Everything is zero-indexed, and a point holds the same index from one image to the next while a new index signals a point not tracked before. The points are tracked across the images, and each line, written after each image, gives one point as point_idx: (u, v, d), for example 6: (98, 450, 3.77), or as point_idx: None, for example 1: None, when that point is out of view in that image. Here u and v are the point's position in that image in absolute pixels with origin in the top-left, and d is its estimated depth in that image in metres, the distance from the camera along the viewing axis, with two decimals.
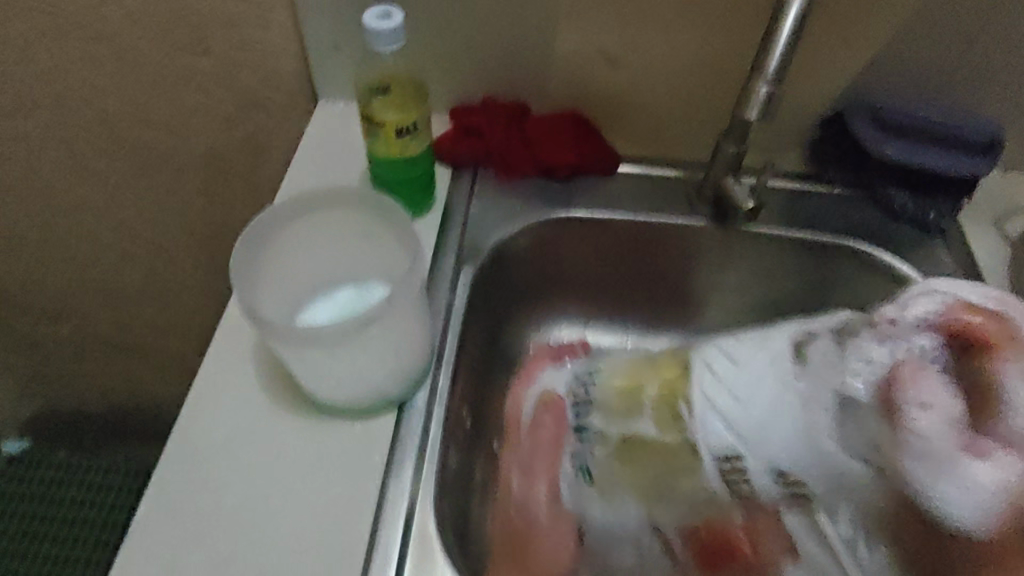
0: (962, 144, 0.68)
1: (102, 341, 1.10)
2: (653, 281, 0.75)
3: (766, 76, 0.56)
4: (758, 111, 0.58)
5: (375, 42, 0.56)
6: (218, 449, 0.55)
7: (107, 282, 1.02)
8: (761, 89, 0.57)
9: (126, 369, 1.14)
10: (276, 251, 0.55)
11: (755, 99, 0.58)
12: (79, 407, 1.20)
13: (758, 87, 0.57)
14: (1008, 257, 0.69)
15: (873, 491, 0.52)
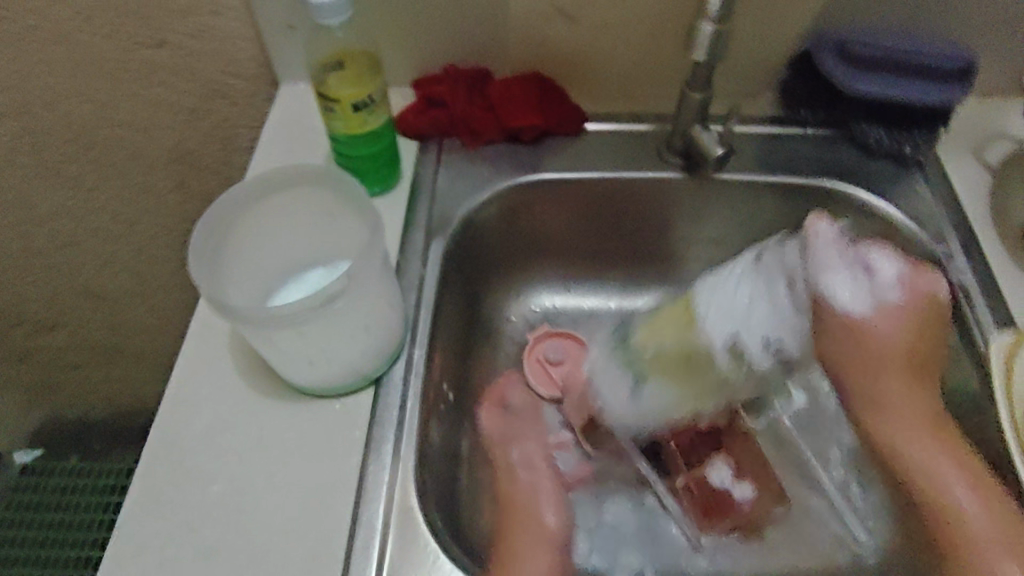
0: (936, 71, 0.66)
1: (97, 344, 1.10)
2: (630, 240, 0.75)
3: (710, 15, 0.56)
4: (705, 52, 0.58)
5: (319, 19, 0.55)
6: (198, 440, 0.55)
7: (96, 286, 1.02)
8: (706, 28, 0.56)
9: (125, 371, 1.15)
10: (232, 238, 0.54)
11: (700, 39, 0.57)
12: (83, 413, 1.21)
13: (703, 25, 0.56)
14: (987, 186, 0.68)
15: (914, 441, 0.52)
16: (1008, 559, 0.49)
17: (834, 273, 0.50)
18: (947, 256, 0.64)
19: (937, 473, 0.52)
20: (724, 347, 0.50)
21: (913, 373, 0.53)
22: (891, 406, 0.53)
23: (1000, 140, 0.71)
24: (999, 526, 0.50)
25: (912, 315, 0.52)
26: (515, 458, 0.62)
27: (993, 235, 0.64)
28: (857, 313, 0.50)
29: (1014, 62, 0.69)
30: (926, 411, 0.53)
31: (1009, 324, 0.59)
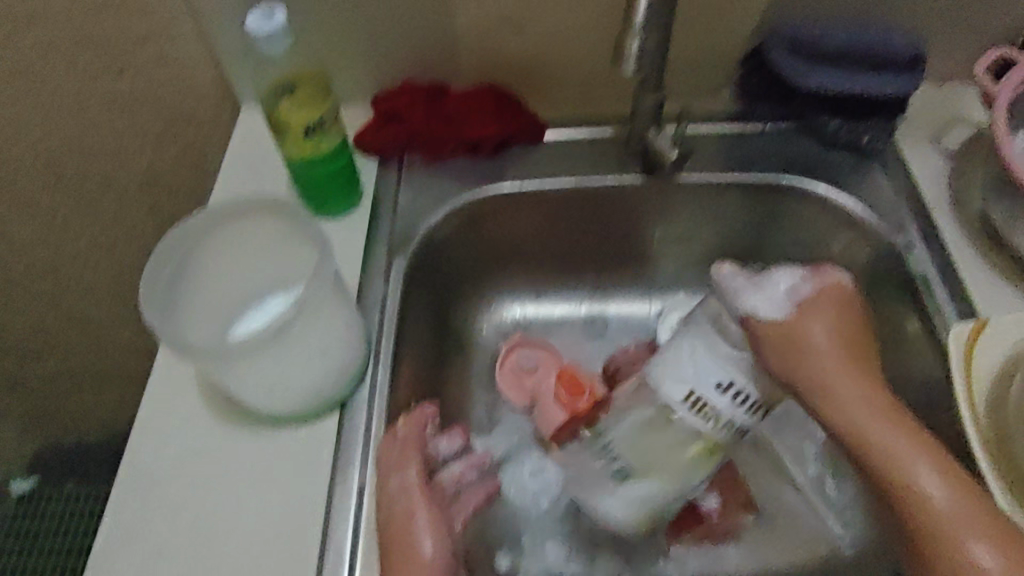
0: (887, 62, 0.66)
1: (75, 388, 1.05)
2: (597, 246, 0.75)
3: (635, 30, 0.50)
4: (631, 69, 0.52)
5: (263, 47, 0.56)
6: (168, 472, 0.55)
7: (52, 326, 0.95)
8: (631, 45, 0.51)
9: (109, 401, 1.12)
10: (188, 269, 0.55)
11: (627, 58, 0.52)
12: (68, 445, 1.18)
13: (628, 39, 0.50)
14: (946, 172, 0.68)
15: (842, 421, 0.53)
16: (976, 536, 0.47)
17: (750, 295, 0.56)
18: (905, 246, 0.64)
19: (892, 453, 0.51)
20: (679, 403, 0.52)
21: (844, 360, 0.55)
22: (839, 388, 0.54)
23: (959, 125, 0.71)
24: (957, 500, 0.48)
25: (834, 335, 0.55)
26: (391, 483, 0.53)
27: (953, 223, 0.65)
28: (780, 317, 0.55)
29: (966, 47, 0.69)
30: (858, 389, 0.54)
31: (969, 312, 0.60)
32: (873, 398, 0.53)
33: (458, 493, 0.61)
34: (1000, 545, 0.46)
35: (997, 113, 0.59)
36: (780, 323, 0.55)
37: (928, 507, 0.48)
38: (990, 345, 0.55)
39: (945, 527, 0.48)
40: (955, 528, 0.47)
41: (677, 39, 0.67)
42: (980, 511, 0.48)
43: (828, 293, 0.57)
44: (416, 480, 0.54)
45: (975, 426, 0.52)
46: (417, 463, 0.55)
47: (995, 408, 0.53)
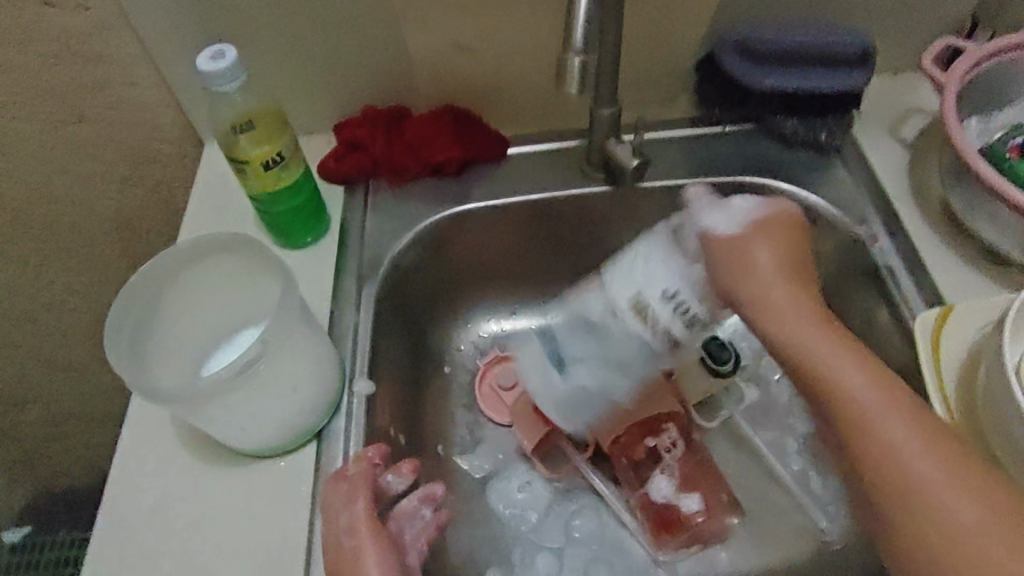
0: (835, 60, 0.67)
1: (53, 437, 1.00)
2: (568, 258, 0.75)
3: (576, 46, 0.46)
4: (577, 89, 0.47)
5: (215, 86, 0.56)
6: (147, 518, 0.55)
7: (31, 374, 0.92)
8: (574, 61, 0.46)
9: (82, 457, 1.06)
10: (146, 330, 0.53)
11: (569, 75, 0.47)
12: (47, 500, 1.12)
13: (569, 59, 0.46)
14: (905, 162, 0.69)
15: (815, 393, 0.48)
16: (904, 431, 0.44)
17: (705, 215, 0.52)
18: (868, 238, 0.65)
19: (833, 371, 0.47)
20: (620, 306, 0.53)
21: (788, 280, 0.50)
22: (812, 347, 0.48)
23: (913, 114, 0.72)
24: (896, 403, 0.45)
25: (783, 259, 0.51)
26: (342, 520, 0.51)
27: (914, 211, 0.65)
28: (735, 233, 0.51)
29: (910, 40, 0.71)
30: (825, 352, 0.48)
31: (934, 298, 0.60)
32: (813, 310, 0.50)
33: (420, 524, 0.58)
34: (932, 445, 0.44)
35: (944, 101, 0.61)
36: (730, 239, 0.51)
37: (859, 412, 0.46)
38: (956, 332, 0.55)
39: (869, 420, 0.45)
40: (883, 424, 0.45)
41: (630, 50, 0.68)
42: (922, 417, 0.45)
43: (790, 225, 0.52)
44: (365, 517, 0.51)
45: (946, 413, 0.53)
46: (367, 499, 0.52)
47: (964, 394, 0.53)
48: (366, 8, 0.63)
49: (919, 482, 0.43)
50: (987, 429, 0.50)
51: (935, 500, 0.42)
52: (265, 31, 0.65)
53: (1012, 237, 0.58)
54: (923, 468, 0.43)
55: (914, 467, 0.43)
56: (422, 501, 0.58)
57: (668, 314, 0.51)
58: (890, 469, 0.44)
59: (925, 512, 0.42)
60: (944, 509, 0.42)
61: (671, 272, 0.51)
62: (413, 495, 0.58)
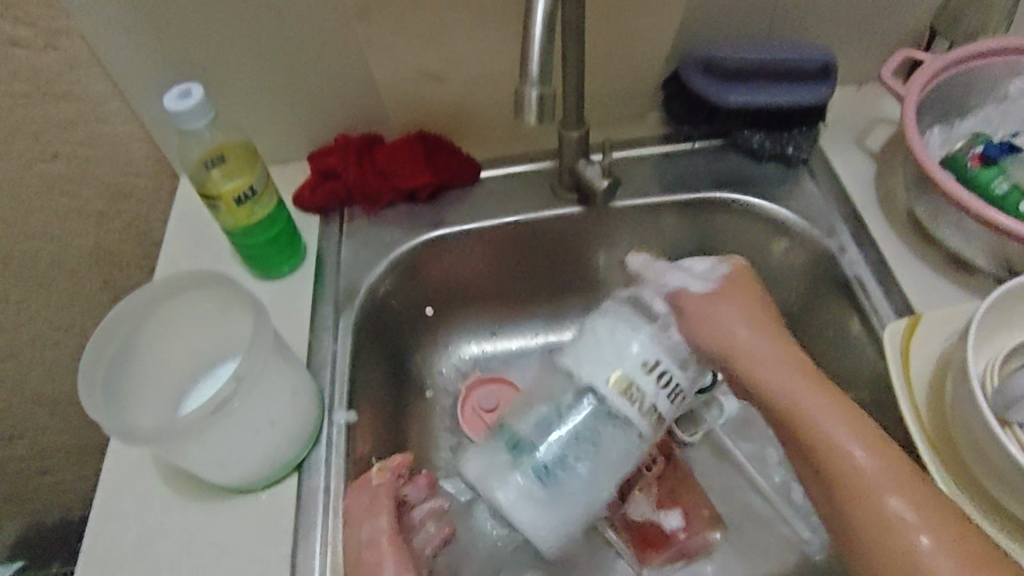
0: (797, 74, 0.68)
1: (35, 474, 0.99)
2: (546, 278, 0.76)
3: (532, 80, 0.47)
4: (535, 120, 0.48)
5: (182, 124, 0.56)
6: (128, 557, 0.55)
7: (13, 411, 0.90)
8: (530, 94, 0.47)
9: (68, 492, 1.05)
10: (118, 370, 0.53)
11: (527, 107, 0.48)
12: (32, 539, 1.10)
13: (526, 91, 0.47)
14: (871, 172, 0.70)
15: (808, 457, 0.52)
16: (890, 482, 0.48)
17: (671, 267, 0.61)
18: (838, 249, 0.66)
19: (822, 421, 0.52)
20: (597, 385, 0.55)
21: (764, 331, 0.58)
22: (806, 406, 0.53)
23: (878, 125, 0.73)
24: (888, 462, 0.49)
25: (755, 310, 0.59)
26: (363, 535, 0.53)
27: (881, 220, 0.66)
28: (706, 289, 0.60)
29: (870, 52, 0.72)
30: (817, 412, 0.52)
31: (903, 306, 0.61)
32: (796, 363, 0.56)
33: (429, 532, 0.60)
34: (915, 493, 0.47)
35: (904, 113, 0.62)
36: (704, 298, 0.59)
37: (848, 460, 0.50)
38: (924, 341, 0.56)
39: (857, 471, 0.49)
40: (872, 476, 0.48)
41: (596, 71, 0.69)
42: (903, 473, 0.48)
43: (748, 288, 0.61)
44: (376, 531, 0.53)
45: (917, 422, 0.53)
46: (390, 515, 0.54)
47: (933, 403, 0.54)
48: (333, 39, 0.64)
49: (892, 516, 0.47)
50: (955, 438, 0.51)
51: (914, 545, 0.45)
52: (234, 64, 0.65)
53: (975, 244, 0.59)
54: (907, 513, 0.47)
55: (897, 511, 0.47)
56: (427, 512, 0.61)
57: (657, 392, 0.54)
58: (872, 516, 0.47)
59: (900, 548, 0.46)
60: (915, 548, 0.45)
61: (644, 342, 0.55)
62: (425, 509, 0.61)
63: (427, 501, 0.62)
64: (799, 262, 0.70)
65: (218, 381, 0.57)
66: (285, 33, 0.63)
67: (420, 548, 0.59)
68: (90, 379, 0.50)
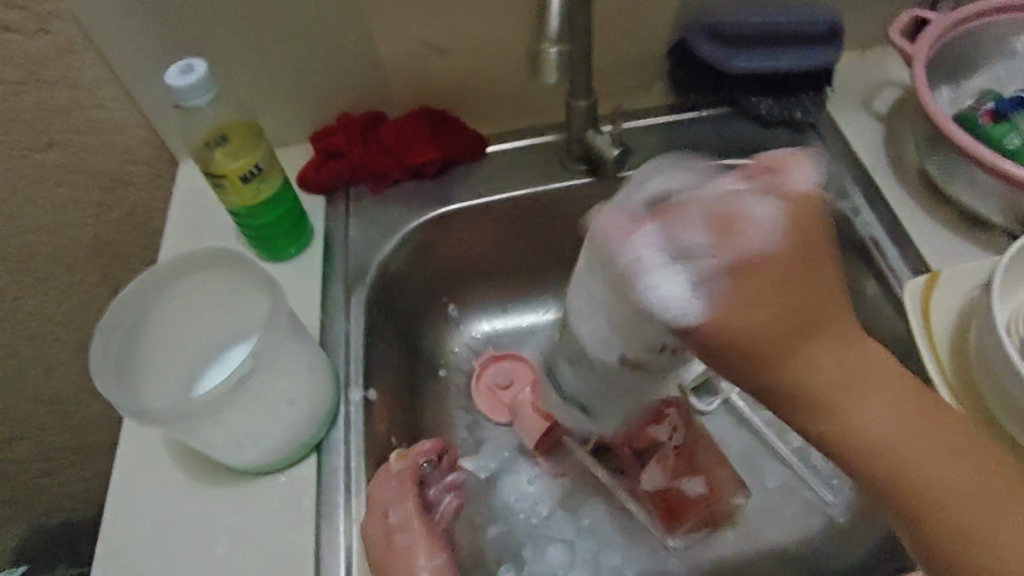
0: (805, 36, 0.67)
1: (38, 474, 0.98)
2: (556, 252, 0.75)
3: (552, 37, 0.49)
4: (554, 75, 0.50)
5: (184, 101, 0.55)
6: (147, 544, 0.53)
7: (17, 410, 0.89)
8: (550, 52, 0.49)
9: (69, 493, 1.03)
10: (129, 353, 0.53)
11: (547, 66, 0.50)
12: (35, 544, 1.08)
13: (548, 48, 0.49)
14: (881, 134, 0.70)
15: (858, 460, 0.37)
16: (876, 403, 0.37)
17: (649, 280, 0.35)
18: (851, 210, 0.65)
19: (846, 406, 0.36)
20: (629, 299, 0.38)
21: (780, 306, 0.34)
22: (861, 406, 0.37)
23: (885, 87, 0.73)
24: (893, 413, 0.37)
25: (742, 289, 0.34)
26: (392, 517, 0.52)
27: (894, 181, 0.66)
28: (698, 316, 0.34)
29: (875, 15, 0.72)
30: (836, 375, 0.36)
31: (920, 265, 0.61)
32: (805, 334, 0.35)
33: (442, 506, 0.59)
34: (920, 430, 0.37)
35: (915, 71, 0.61)
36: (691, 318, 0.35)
37: (883, 448, 0.37)
38: (943, 297, 0.56)
39: (851, 402, 0.36)
40: (852, 404, 0.36)
41: (602, 41, 0.68)
42: (938, 436, 0.37)
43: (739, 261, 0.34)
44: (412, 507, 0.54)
45: (940, 377, 0.53)
46: (416, 497, 0.54)
47: (956, 354, 0.54)
48: (336, 14, 0.63)
49: (943, 492, 0.37)
50: (981, 391, 0.51)
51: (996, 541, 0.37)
52: (235, 43, 0.64)
53: (990, 200, 0.59)
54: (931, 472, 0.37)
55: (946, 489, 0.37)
56: (442, 487, 0.61)
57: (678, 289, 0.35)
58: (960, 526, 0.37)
59: (958, 516, 0.37)
60: (964, 509, 0.37)
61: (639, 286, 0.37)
62: (438, 480, 0.61)
63: (444, 479, 0.61)
64: None
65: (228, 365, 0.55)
66: (286, 9, 0.62)
67: (440, 521, 0.58)
68: (102, 361, 0.50)
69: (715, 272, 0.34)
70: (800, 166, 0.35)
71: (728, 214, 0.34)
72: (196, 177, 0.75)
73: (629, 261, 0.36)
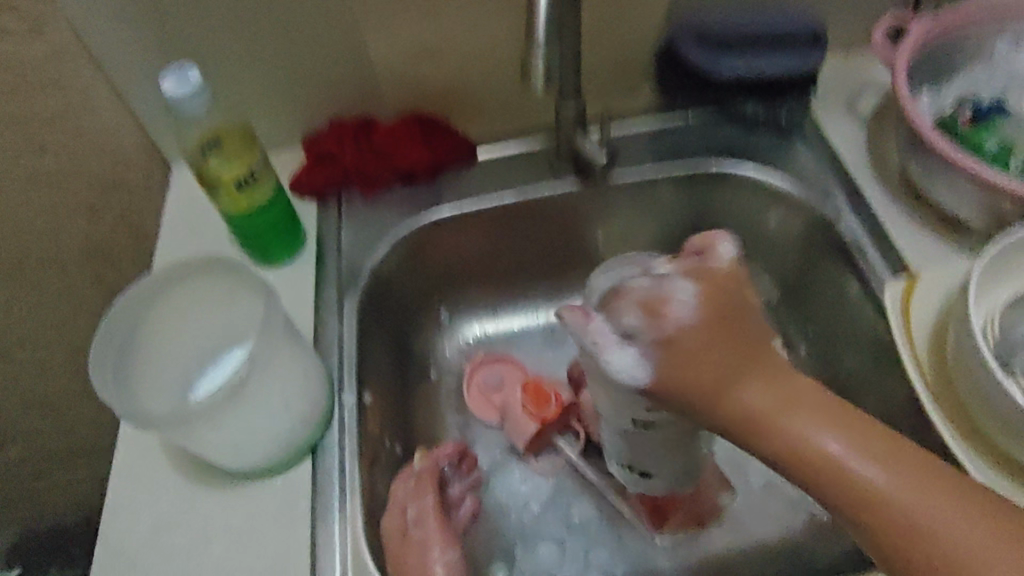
0: (787, 42, 0.70)
1: (33, 477, 0.98)
2: (546, 255, 0.76)
3: (540, 46, 0.50)
4: (541, 84, 0.51)
5: (179, 108, 0.56)
6: (145, 547, 0.54)
7: (7, 415, 0.89)
8: (538, 60, 0.50)
9: (64, 496, 1.03)
10: (126, 358, 0.53)
11: (535, 74, 0.51)
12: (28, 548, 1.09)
13: (535, 58, 0.50)
14: (864, 137, 0.71)
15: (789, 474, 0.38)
16: (815, 428, 0.37)
17: (606, 356, 0.39)
18: (835, 213, 0.67)
19: (765, 428, 0.38)
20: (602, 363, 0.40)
21: (720, 337, 0.38)
22: (798, 424, 0.37)
23: (868, 91, 0.74)
24: (829, 417, 0.37)
25: (681, 347, 0.38)
26: (409, 513, 0.56)
27: (877, 185, 0.67)
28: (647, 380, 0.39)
29: (859, 21, 0.73)
30: (747, 382, 0.38)
31: (901, 266, 0.62)
32: (741, 369, 0.38)
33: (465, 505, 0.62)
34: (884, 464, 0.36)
35: (896, 77, 0.63)
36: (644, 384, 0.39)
37: (810, 455, 0.37)
38: (923, 298, 0.57)
39: (782, 418, 0.37)
40: (791, 425, 0.37)
41: (591, 45, 0.69)
42: (870, 440, 0.37)
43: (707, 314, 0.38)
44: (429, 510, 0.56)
45: (920, 376, 0.55)
46: (434, 494, 0.58)
47: (934, 353, 0.55)
48: (326, 19, 0.63)
49: (892, 498, 0.35)
50: (960, 389, 0.52)
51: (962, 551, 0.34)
52: (227, 49, 0.65)
53: (969, 203, 0.60)
54: (912, 504, 0.35)
55: (876, 495, 0.35)
56: (462, 487, 0.63)
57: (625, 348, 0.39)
58: (923, 540, 0.35)
59: (908, 524, 0.35)
60: (952, 545, 0.34)
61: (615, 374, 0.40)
62: (458, 480, 0.63)
63: (466, 480, 0.64)
64: (797, 228, 0.70)
65: (225, 371, 0.56)
66: (279, 16, 0.63)
67: (460, 520, 0.61)
68: (101, 366, 0.51)
69: (650, 345, 0.39)
70: (724, 244, 0.42)
71: (653, 296, 0.39)
72: (190, 183, 0.75)
73: (587, 342, 0.40)
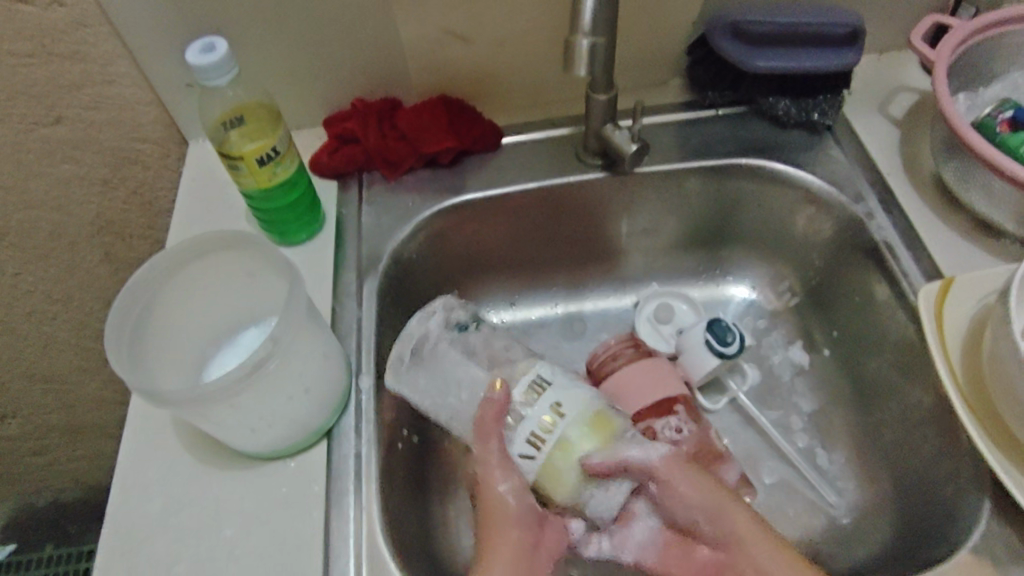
0: (824, 38, 0.66)
1: (33, 452, 0.97)
2: (567, 246, 0.75)
3: (585, 32, 0.52)
4: (584, 66, 0.53)
5: (205, 80, 0.54)
6: (156, 526, 0.53)
7: (9, 388, 0.88)
8: (582, 44, 0.52)
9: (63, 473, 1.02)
10: (140, 335, 0.52)
11: (578, 58, 0.53)
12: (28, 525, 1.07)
13: (579, 42, 0.52)
14: (896, 139, 0.70)
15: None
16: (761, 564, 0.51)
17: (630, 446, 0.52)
18: (866, 214, 0.65)
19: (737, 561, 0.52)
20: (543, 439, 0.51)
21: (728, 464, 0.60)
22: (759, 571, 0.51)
23: (901, 93, 0.73)
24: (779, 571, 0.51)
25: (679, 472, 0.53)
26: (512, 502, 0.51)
27: (909, 188, 0.66)
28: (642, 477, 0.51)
29: (896, 20, 0.72)
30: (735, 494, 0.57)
31: (932, 270, 0.61)
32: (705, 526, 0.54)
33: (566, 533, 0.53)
34: None
35: (936, 77, 0.61)
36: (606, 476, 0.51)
37: None
38: (956, 303, 0.57)
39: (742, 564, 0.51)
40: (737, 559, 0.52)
41: (623, 33, 0.68)
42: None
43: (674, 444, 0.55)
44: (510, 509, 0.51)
45: (952, 384, 0.54)
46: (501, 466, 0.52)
47: (968, 361, 0.54)
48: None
49: None
50: (993, 395, 0.51)
51: None
52: (255, 24, 0.63)
53: (1004, 210, 0.60)
54: None
55: None
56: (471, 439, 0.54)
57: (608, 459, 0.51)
58: None
59: None
60: None
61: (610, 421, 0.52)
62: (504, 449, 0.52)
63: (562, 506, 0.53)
64: (827, 228, 0.69)
65: (244, 350, 0.55)
66: None
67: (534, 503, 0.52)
68: (118, 344, 0.49)
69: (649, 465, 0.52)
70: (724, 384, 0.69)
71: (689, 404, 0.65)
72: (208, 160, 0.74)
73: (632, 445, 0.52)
